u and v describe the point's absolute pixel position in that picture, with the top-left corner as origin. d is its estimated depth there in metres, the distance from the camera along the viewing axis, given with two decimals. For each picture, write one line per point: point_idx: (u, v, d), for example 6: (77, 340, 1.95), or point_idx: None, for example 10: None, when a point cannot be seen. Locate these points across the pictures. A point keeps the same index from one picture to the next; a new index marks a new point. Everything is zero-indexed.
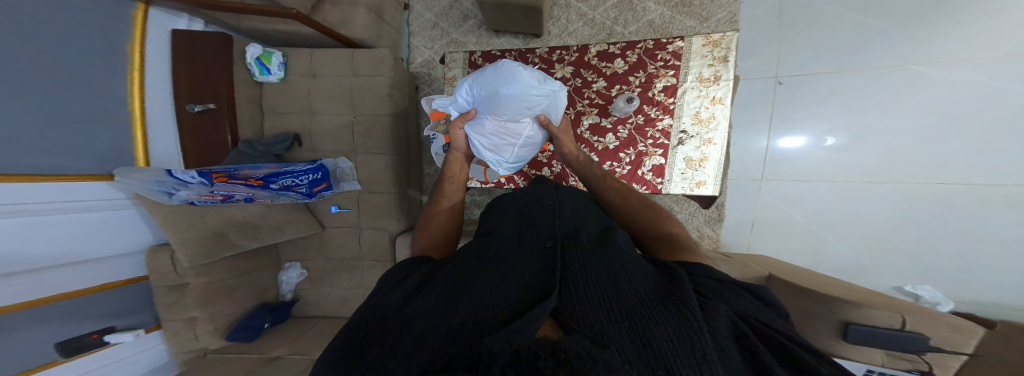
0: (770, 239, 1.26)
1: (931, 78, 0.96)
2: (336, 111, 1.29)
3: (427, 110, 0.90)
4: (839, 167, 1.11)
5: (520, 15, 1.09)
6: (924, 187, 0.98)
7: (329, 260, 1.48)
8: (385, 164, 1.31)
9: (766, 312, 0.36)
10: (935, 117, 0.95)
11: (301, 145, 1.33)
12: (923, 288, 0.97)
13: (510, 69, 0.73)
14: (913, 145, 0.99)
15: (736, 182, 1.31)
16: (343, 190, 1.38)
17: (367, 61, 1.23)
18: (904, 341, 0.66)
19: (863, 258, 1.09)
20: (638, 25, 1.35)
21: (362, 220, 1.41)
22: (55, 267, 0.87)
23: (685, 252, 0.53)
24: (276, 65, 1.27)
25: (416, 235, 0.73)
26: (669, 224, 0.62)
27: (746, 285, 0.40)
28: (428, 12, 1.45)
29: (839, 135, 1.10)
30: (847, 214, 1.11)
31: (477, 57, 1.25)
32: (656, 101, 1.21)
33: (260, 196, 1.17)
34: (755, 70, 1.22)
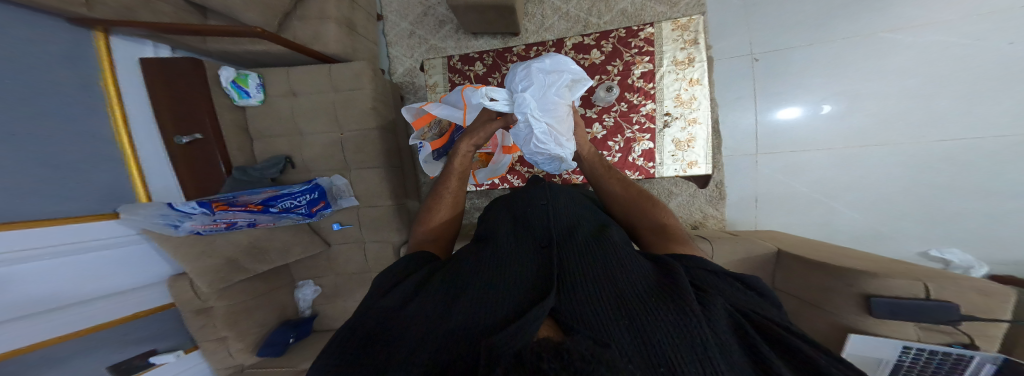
0: (776, 213, 1.18)
1: (900, 44, 0.96)
2: (322, 129, 1.28)
3: (410, 120, 0.86)
4: (837, 137, 1.06)
5: (494, 14, 1.06)
6: (920, 146, 0.96)
7: (339, 275, 1.49)
8: (379, 178, 1.30)
9: (767, 307, 0.34)
10: (915, 79, 0.95)
11: (294, 166, 1.33)
12: (950, 251, 0.95)
13: (558, 58, 0.70)
14: (902, 107, 0.97)
15: (731, 160, 1.22)
16: (343, 207, 1.38)
17: (345, 76, 1.21)
18: (934, 309, 0.62)
19: (880, 225, 1.04)
20: (612, 14, 1.27)
21: (365, 235, 1.40)
22: (89, 301, 0.92)
23: (679, 244, 0.50)
24: (255, 87, 1.26)
25: (417, 226, 0.70)
26: (664, 215, 0.60)
27: (745, 277, 0.38)
28: (403, 21, 1.44)
29: (835, 102, 1.05)
30: (848, 182, 1.07)
31: (455, 61, 1.24)
32: (636, 87, 1.17)
33: (262, 220, 1.18)
34: (730, 50, 1.16)
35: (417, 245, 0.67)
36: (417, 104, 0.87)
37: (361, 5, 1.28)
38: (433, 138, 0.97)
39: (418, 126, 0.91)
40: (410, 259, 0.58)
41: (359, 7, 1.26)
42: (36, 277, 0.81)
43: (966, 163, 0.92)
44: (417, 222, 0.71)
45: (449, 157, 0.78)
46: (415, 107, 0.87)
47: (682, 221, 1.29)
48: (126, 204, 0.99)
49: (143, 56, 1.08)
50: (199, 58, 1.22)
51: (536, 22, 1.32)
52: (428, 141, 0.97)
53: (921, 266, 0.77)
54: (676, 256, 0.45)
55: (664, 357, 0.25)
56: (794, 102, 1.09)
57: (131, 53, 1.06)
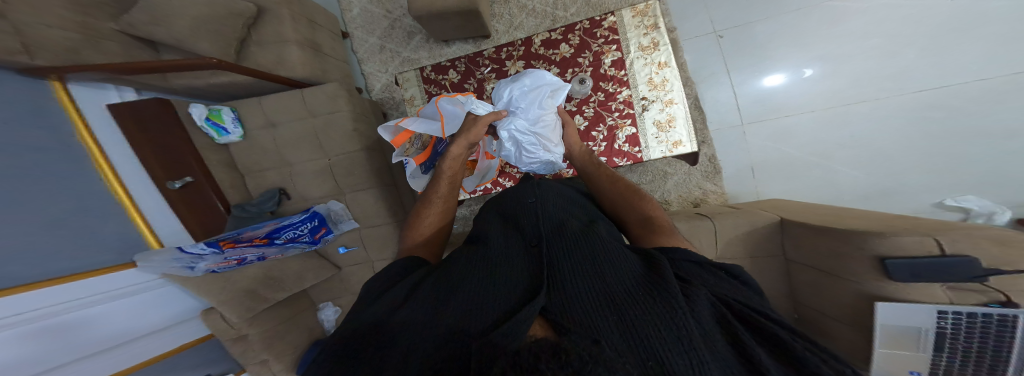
0: (777, 180, 1.12)
1: (849, 9, 1.02)
2: (306, 158, 1.26)
3: (388, 139, 0.85)
4: (818, 97, 1.04)
5: (459, 20, 1.05)
6: (905, 99, 0.96)
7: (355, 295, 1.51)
8: (375, 198, 1.30)
9: (753, 298, 0.32)
10: (877, 39, 0.99)
11: (289, 197, 1.32)
12: (966, 199, 0.92)
13: (534, 76, 0.78)
14: (879, 63, 0.99)
15: (719, 133, 1.17)
16: (346, 231, 1.37)
17: (320, 99, 1.18)
18: (951, 265, 0.59)
19: (887, 180, 1.00)
20: (578, 5, 1.22)
21: (371, 255, 1.42)
22: (135, 339, 0.95)
23: (667, 236, 0.48)
24: (232, 122, 1.21)
25: (408, 225, 0.66)
26: (652, 209, 0.57)
27: (729, 268, 0.37)
28: (372, 36, 1.43)
29: (813, 65, 1.05)
30: (843, 140, 1.03)
31: (428, 72, 1.23)
32: (609, 76, 1.15)
33: (269, 253, 1.19)
34: (695, 30, 1.15)
35: (405, 247, 0.62)
36: (393, 122, 0.87)
37: (321, 25, 1.25)
38: (416, 152, 0.96)
39: (398, 142, 0.89)
40: (397, 264, 0.53)
41: (319, 27, 1.23)
42: (80, 324, 0.84)
43: (955, 106, 0.92)
44: (411, 221, 0.67)
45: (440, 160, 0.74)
46: (390, 126, 0.87)
47: (681, 203, 1.22)
48: (141, 254, 1.01)
49: (108, 102, 1.04)
50: (165, 96, 1.18)
51: (505, 21, 1.29)
52: (412, 158, 0.97)
53: (932, 220, 0.73)
54: (663, 249, 0.43)
55: (652, 351, 0.23)
56: (777, 67, 1.08)
57: (94, 99, 1.01)
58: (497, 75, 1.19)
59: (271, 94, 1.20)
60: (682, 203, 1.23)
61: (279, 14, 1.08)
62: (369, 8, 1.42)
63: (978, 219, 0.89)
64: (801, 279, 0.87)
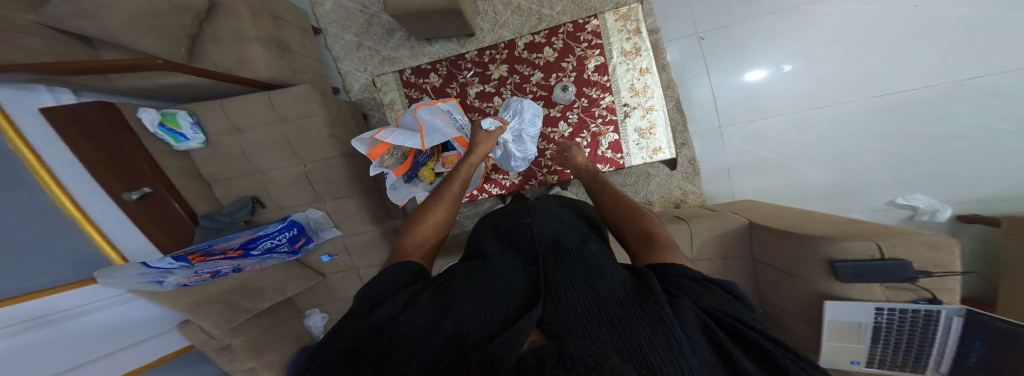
0: (750, 180, 1.16)
1: (819, 14, 1.03)
2: (278, 165, 1.14)
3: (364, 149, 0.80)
4: (789, 100, 1.08)
5: (439, 19, 1.00)
6: (866, 102, 1.02)
7: (343, 301, 1.47)
8: (357, 205, 1.22)
9: (744, 315, 0.32)
10: (842, 43, 1.02)
11: (264, 205, 1.25)
12: (914, 198, 1.00)
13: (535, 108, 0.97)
14: (840, 67, 1.03)
15: (699, 135, 1.18)
16: (328, 239, 1.32)
17: (290, 103, 1.05)
18: (887, 267, 0.64)
19: (847, 180, 1.07)
20: (563, 4, 1.20)
21: (357, 261, 1.37)
22: (114, 352, 0.93)
23: (665, 253, 0.46)
24: (189, 127, 1.07)
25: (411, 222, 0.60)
26: (651, 224, 0.55)
27: (720, 283, 0.37)
28: (346, 32, 1.36)
29: (792, 61, 1.07)
30: (809, 142, 1.08)
31: (408, 75, 1.18)
32: (593, 82, 1.11)
33: (246, 264, 1.13)
34: (676, 31, 1.15)
35: (398, 247, 0.56)
36: (368, 134, 0.83)
37: (287, 20, 1.13)
38: (396, 164, 0.92)
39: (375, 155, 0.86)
40: (394, 266, 0.48)
41: (285, 22, 1.11)
42: (51, 341, 0.82)
43: (908, 111, 0.99)
44: (413, 219, 0.61)
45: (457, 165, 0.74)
46: (366, 138, 0.83)
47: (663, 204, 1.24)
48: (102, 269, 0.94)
49: (40, 106, 0.88)
50: (110, 98, 1.06)
51: (490, 19, 1.24)
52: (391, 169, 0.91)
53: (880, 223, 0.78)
54: (656, 266, 0.41)
55: (645, 356, 0.22)
56: (758, 63, 1.09)
57: (25, 104, 0.85)
58: (480, 79, 1.16)
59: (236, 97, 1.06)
60: (664, 204, 1.25)
61: (234, 8, 0.94)
62: (343, 2, 1.33)
63: (922, 216, 0.99)
64: (764, 277, 0.91)
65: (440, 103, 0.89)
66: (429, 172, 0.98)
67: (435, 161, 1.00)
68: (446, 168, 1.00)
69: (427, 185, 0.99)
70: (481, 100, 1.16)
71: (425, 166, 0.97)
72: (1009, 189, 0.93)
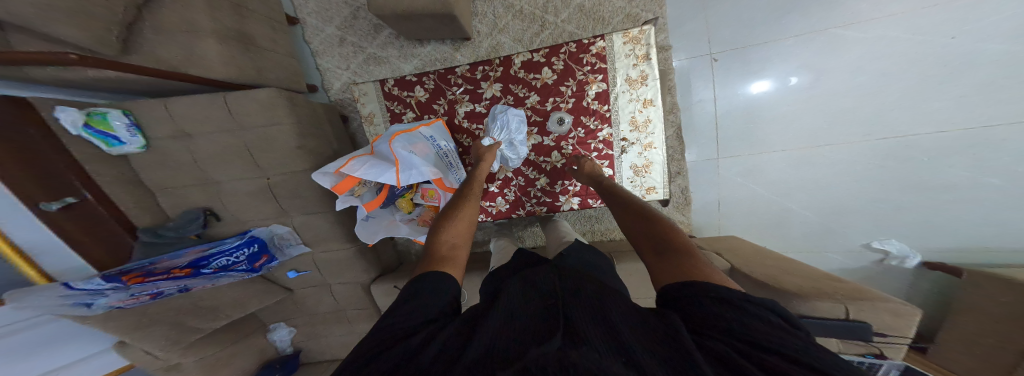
0: (739, 214, 1.03)
1: (853, 41, 0.81)
2: (233, 177, 0.99)
3: (328, 186, 0.68)
4: (793, 136, 0.91)
5: (431, 22, 0.92)
6: (867, 144, 0.87)
7: (312, 315, 1.36)
8: (329, 222, 1.10)
9: (805, 346, 0.24)
10: (864, 76, 0.82)
11: (219, 218, 1.07)
12: (888, 242, 0.93)
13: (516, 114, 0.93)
14: (863, 104, 0.84)
15: (694, 164, 1.01)
16: (295, 255, 1.17)
17: (249, 110, 0.90)
18: (852, 329, 0.64)
19: (827, 220, 0.96)
20: (569, 12, 1.02)
21: (328, 278, 1.24)
22: (73, 363, 0.86)
23: (686, 261, 0.40)
24: (125, 130, 0.89)
25: (445, 228, 0.59)
26: (668, 232, 0.49)
27: (762, 301, 0.29)
28: (328, 25, 1.22)
29: (804, 74, 0.86)
30: (804, 180, 0.94)
31: (391, 86, 1.07)
32: (592, 110, 0.97)
33: (194, 285, 0.95)
34: (688, 49, 0.93)
35: (431, 254, 0.54)
36: (333, 167, 0.70)
37: (254, 11, 1.00)
38: (369, 194, 0.80)
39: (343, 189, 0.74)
40: (426, 275, 0.45)
41: (250, 15, 0.97)
42: None
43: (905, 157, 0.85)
44: (443, 224, 0.61)
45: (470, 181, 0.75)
46: (330, 172, 0.70)
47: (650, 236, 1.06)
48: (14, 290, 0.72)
49: None
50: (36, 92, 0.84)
51: (488, 22, 1.07)
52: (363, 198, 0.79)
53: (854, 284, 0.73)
54: (680, 283, 0.35)
55: None
56: (768, 69, 0.88)
57: None
58: (471, 97, 1.03)
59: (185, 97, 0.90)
60: None
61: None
62: None
63: (892, 261, 0.93)
64: None
65: (420, 129, 0.83)
66: (407, 202, 0.87)
67: (414, 191, 0.88)
68: (425, 201, 0.86)
69: (404, 214, 0.89)
70: (470, 120, 1.03)
71: (403, 196, 0.86)
72: (999, 237, 0.86)
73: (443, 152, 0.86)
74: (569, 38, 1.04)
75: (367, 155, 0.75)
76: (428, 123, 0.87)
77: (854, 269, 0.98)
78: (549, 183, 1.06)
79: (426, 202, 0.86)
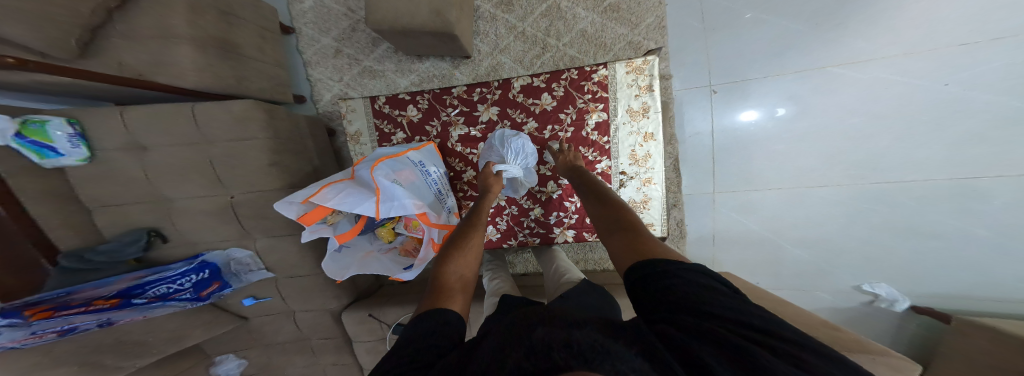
0: (734, 250, 1.02)
1: (851, 80, 0.81)
2: (190, 193, 0.88)
3: (291, 217, 0.59)
4: (787, 175, 0.91)
5: (431, 39, 0.92)
6: (864, 188, 0.86)
7: (267, 348, 1.18)
8: (298, 245, 0.98)
9: (738, 305, 0.26)
10: (860, 118, 0.81)
11: (164, 239, 0.91)
12: (879, 286, 0.89)
13: (524, 141, 0.87)
14: (853, 144, 0.83)
15: (690, 198, 1.02)
16: (255, 281, 1.02)
17: (217, 122, 0.82)
18: None
19: (822, 261, 0.94)
20: (571, 36, 1.03)
21: (290, 307, 1.09)
22: None
23: (639, 238, 0.42)
24: (65, 141, 0.75)
25: (452, 258, 0.54)
26: (621, 213, 0.51)
27: (703, 271, 0.31)
28: (325, 36, 1.19)
29: (790, 103, 0.87)
30: (798, 220, 0.93)
31: (381, 104, 1.03)
32: (590, 141, 0.98)
33: (119, 318, 0.80)
34: (687, 80, 0.95)
35: (437, 286, 0.48)
36: (301, 196, 0.61)
37: (244, 19, 0.96)
38: (344, 223, 0.71)
39: (310, 221, 0.63)
40: (432, 314, 0.40)
41: (237, 21, 0.93)
42: None
43: (899, 202, 0.83)
44: (450, 255, 0.55)
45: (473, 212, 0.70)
46: (296, 202, 0.61)
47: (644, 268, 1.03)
48: None
49: None
50: None
51: (490, 42, 1.08)
52: (337, 225, 0.69)
53: (854, 334, 0.62)
54: (643, 265, 0.35)
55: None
56: (755, 101, 0.89)
57: None
58: (466, 120, 1.01)
59: (144, 107, 0.80)
60: None
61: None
62: (325, 2, 1.16)
63: (881, 304, 0.90)
64: None
65: (408, 154, 0.77)
66: (388, 231, 0.78)
67: (397, 220, 0.78)
68: (407, 232, 0.76)
69: (384, 244, 0.80)
70: (464, 144, 1.01)
71: (383, 225, 0.77)
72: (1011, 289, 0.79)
73: (430, 179, 0.80)
74: (570, 62, 1.05)
75: (346, 181, 0.68)
76: (417, 148, 0.83)
77: (844, 309, 0.94)
78: (543, 213, 1.02)
79: (408, 233, 0.76)
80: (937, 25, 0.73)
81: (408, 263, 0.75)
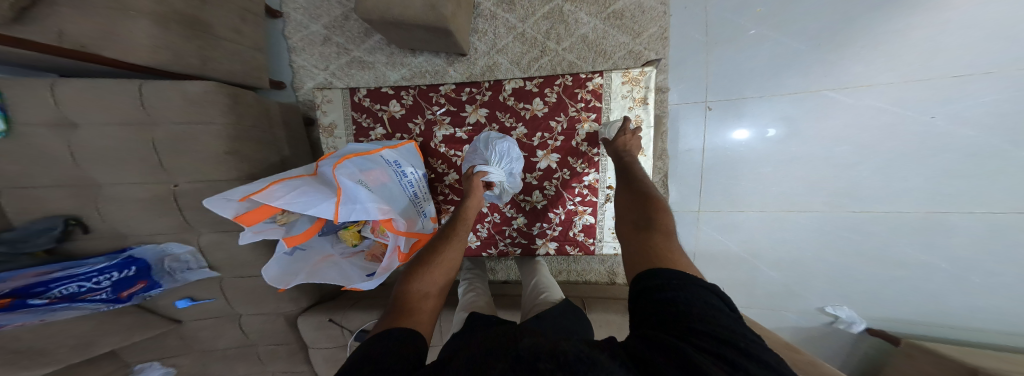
0: (710, 267, 1.02)
1: (843, 105, 0.83)
2: (129, 179, 0.77)
3: (225, 217, 0.51)
4: (767, 196, 0.93)
5: (424, 33, 0.88)
6: (836, 215, 0.88)
7: (203, 353, 1.05)
8: (252, 244, 0.88)
9: (729, 324, 0.22)
10: (845, 146, 0.83)
11: (87, 230, 0.79)
12: (841, 308, 0.92)
13: (508, 147, 0.84)
14: (834, 173, 0.86)
15: (675, 214, 1.02)
16: (194, 281, 0.90)
17: (170, 102, 0.73)
18: None
19: (791, 282, 0.95)
20: (571, 41, 1.03)
21: (235, 310, 0.97)
22: None
23: (661, 243, 0.39)
24: None
25: (419, 274, 0.48)
26: (655, 212, 0.47)
27: (702, 284, 0.28)
28: (315, 23, 1.13)
29: (779, 128, 0.89)
30: (773, 240, 0.95)
31: (362, 97, 0.97)
32: (580, 150, 0.95)
33: (6, 322, 0.66)
34: (685, 94, 0.97)
35: (399, 302, 0.43)
36: (240, 193, 0.53)
37: None
38: (301, 222, 0.64)
39: (248, 222, 0.54)
40: (388, 331, 0.35)
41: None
42: None
43: (866, 231, 0.86)
44: (418, 269, 0.49)
45: (451, 220, 0.66)
46: (234, 200, 0.53)
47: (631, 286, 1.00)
48: None
49: None
50: None
51: (488, 41, 1.06)
52: (287, 227, 0.61)
53: (811, 356, 0.59)
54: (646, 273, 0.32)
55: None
56: (746, 124, 0.92)
57: None
58: (452, 120, 0.97)
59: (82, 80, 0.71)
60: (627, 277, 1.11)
61: None
62: None
63: (840, 325, 0.92)
64: None
65: (381, 152, 0.72)
66: (352, 234, 0.70)
67: (363, 223, 0.70)
68: (374, 236, 0.69)
69: (348, 247, 0.73)
70: (448, 146, 0.96)
71: (347, 228, 0.69)
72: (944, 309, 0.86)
73: (406, 180, 0.75)
74: (568, 67, 1.05)
75: (304, 178, 0.61)
76: (393, 146, 0.77)
77: (806, 329, 0.95)
78: (526, 223, 0.98)
79: (375, 237, 0.70)
80: (934, 56, 0.74)
81: (372, 269, 0.69)
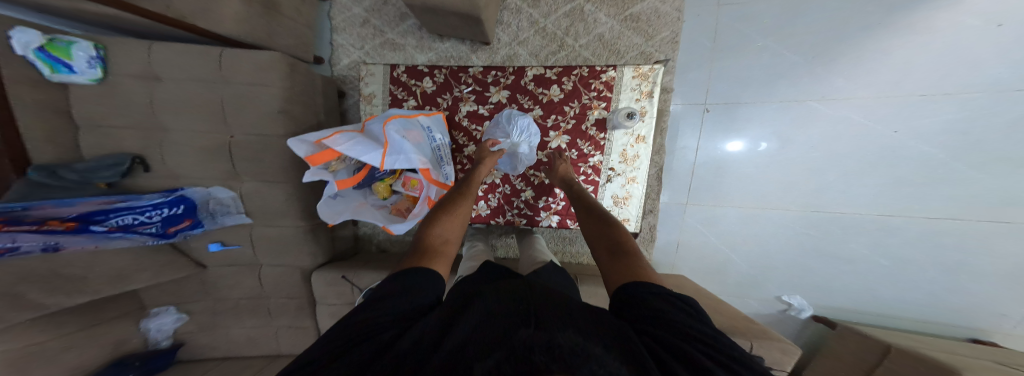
0: (693, 261, 1.08)
1: (820, 113, 0.91)
2: (193, 127, 0.88)
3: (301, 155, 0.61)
4: (747, 195, 1.00)
5: (458, 21, 0.97)
6: (804, 214, 0.97)
7: (217, 303, 1.09)
8: (286, 196, 0.98)
9: (708, 334, 0.27)
10: (819, 152, 0.92)
11: (147, 168, 0.90)
12: (794, 297, 1.03)
13: (526, 122, 0.91)
14: (811, 179, 0.94)
15: (665, 205, 1.07)
16: (228, 226, 1.01)
17: (237, 66, 0.84)
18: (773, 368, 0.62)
19: (755, 272, 1.04)
20: (588, 39, 1.10)
21: (259, 258, 1.06)
22: None
23: (636, 264, 0.45)
24: (84, 61, 0.76)
25: (439, 223, 0.55)
26: (619, 236, 0.55)
27: (687, 300, 0.33)
28: (357, 6, 1.23)
29: (770, 141, 0.96)
30: (751, 235, 1.02)
31: (400, 72, 1.08)
32: (588, 134, 1.02)
33: (71, 242, 0.78)
34: (687, 95, 1.01)
35: (420, 246, 0.50)
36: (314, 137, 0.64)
37: None
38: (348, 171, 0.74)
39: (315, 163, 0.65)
40: (415, 273, 0.41)
41: None
42: None
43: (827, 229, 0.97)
44: (438, 219, 0.57)
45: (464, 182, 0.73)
46: (307, 142, 0.64)
47: None
48: None
49: None
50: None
51: (511, 32, 1.14)
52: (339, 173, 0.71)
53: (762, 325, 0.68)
54: (624, 286, 0.38)
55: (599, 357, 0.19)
56: (740, 131, 0.98)
57: None
58: (476, 99, 1.05)
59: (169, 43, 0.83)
60: None
61: None
62: None
63: (792, 312, 1.04)
64: None
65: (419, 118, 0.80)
66: (385, 187, 0.81)
67: (396, 177, 0.81)
68: (405, 190, 0.80)
69: (378, 200, 0.82)
70: (471, 120, 1.05)
71: (382, 181, 0.79)
72: (889, 302, 0.98)
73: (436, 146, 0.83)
74: (582, 63, 1.12)
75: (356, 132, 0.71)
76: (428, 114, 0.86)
77: (764, 314, 1.06)
78: (533, 196, 1.06)
79: (406, 191, 0.80)
80: (904, 76, 0.84)
81: (400, 220, 0.78)
